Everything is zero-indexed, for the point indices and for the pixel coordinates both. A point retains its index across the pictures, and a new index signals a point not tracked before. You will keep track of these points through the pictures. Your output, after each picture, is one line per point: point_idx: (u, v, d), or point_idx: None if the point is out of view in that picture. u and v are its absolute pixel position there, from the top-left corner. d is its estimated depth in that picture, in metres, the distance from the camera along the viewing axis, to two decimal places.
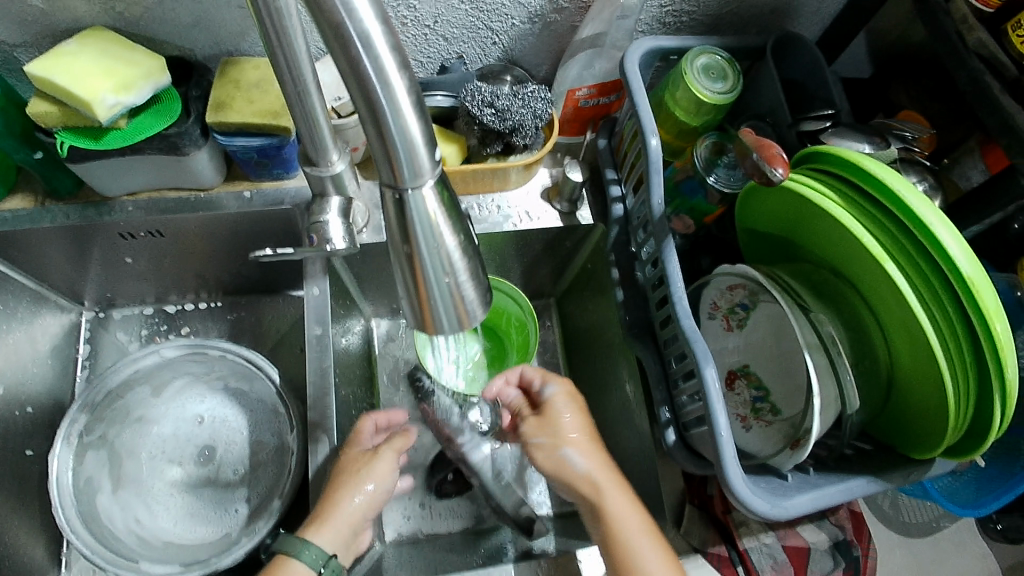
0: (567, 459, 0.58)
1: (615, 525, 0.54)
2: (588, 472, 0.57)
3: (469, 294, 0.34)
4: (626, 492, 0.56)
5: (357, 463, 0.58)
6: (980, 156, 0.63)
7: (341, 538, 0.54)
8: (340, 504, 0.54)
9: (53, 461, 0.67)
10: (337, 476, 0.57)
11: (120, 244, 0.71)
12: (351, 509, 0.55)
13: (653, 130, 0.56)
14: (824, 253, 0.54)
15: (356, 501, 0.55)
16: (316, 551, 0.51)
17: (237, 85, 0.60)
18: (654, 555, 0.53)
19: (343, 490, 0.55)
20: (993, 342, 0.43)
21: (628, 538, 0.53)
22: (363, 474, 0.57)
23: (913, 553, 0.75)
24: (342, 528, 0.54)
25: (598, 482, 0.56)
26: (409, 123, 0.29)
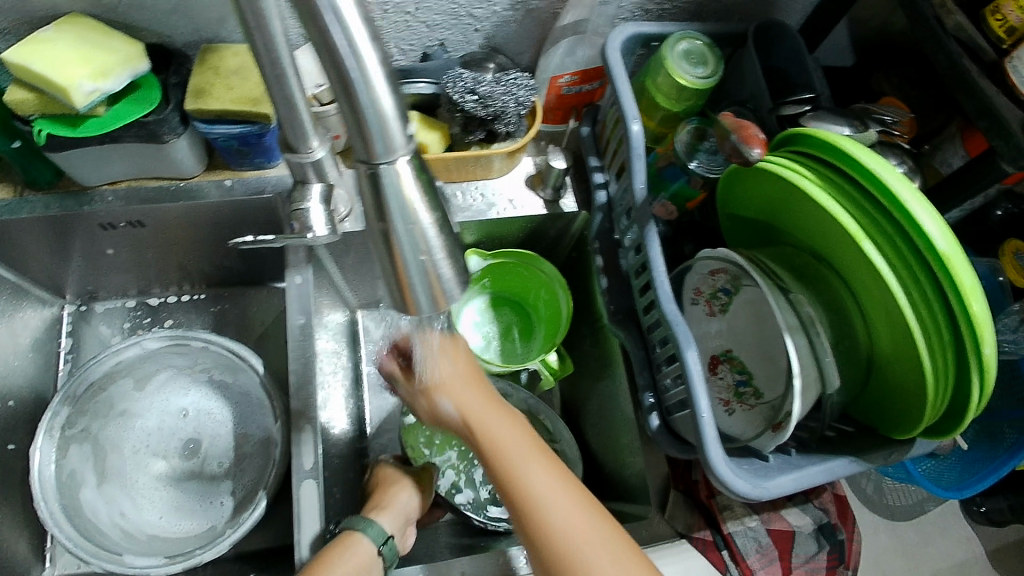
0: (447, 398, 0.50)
1: (501, 463, 0.48)
2: (462, 416, 0.50)
3: (446, 273, 0.34)
4: (511, 418, 0.51)
5: (397, 475, 0.64)
6: (961, 143, 0.63)
7: (398, 524, 0.59)
8: (391, 498, 0.60)
9: (34, 453, 0.67)
10: (384, 480, 0.63)
11: (100, 236, 0.70)
12: (400, 502, 0.61)
13: (634, 115, 0.56)
14: (804, 235, 0.55)
15: (406, 499, 0.61)
16: (380, 529, 0.55)
17: (217, 72, 0.59)
18: (548, 483, 0.48)
19: (395, 490, 0.61)
20: (970, 319, 0.43)
21: (522, 472, 0.48)
22: (404, 478, 0.63)
23: (898, 536, 0.76)
24: (394, 514, 0.59)
25: (481, 419, 0.50)
26: (380, 97, 0.29)
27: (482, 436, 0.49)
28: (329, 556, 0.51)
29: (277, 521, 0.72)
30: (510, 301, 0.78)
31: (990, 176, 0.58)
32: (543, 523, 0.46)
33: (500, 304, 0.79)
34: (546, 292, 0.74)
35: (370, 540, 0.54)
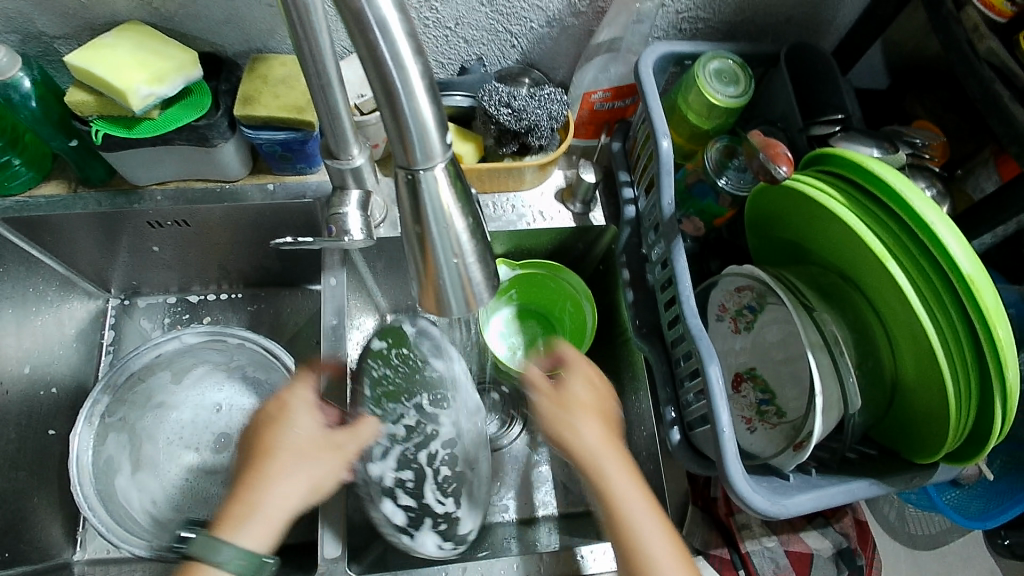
0: (571, 431, 0.56)
1: (614, 505, 0.52)
2: (593, 446, 0.54)
3: (476, 276, 0.35)
4: (624, 461, 0.54)
5: (295, 449, 0.53)
6: (995, 166, 0.64)
7: (274, 535, 0.50)
8: (274, 501, 0.50)
9: (74, 440, 0.70)
10: (278, 457, 0.52)
11: (147, 233, 0.73)
12: (282, 505, 0.50)
13: (665, 131, 0.57)
14: (829, 253, 0.55)
15: (291, 500, 0.51)
16: (239, 557, 0.47)
17: (265, 80, 0.62)
18: (660, 538, 0.51)
19: (283, 485, 0.51)
20: (993, 343, 0.43)
21: (629, 515, 0.51)
22: (302, 466, 0.52)
23: (919, 566, 0.75)
24: (266, 526, 0.49)
25: (599, 459, 0.54)
26: (422, 107, 0.31)
27: (595, 471, 0.53)
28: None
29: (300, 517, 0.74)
30: (537, 313, 0.79)
31: (1021, 203, 0.58)
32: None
33: (526, 317, 0.80)
34: (573, 305, 0.75)
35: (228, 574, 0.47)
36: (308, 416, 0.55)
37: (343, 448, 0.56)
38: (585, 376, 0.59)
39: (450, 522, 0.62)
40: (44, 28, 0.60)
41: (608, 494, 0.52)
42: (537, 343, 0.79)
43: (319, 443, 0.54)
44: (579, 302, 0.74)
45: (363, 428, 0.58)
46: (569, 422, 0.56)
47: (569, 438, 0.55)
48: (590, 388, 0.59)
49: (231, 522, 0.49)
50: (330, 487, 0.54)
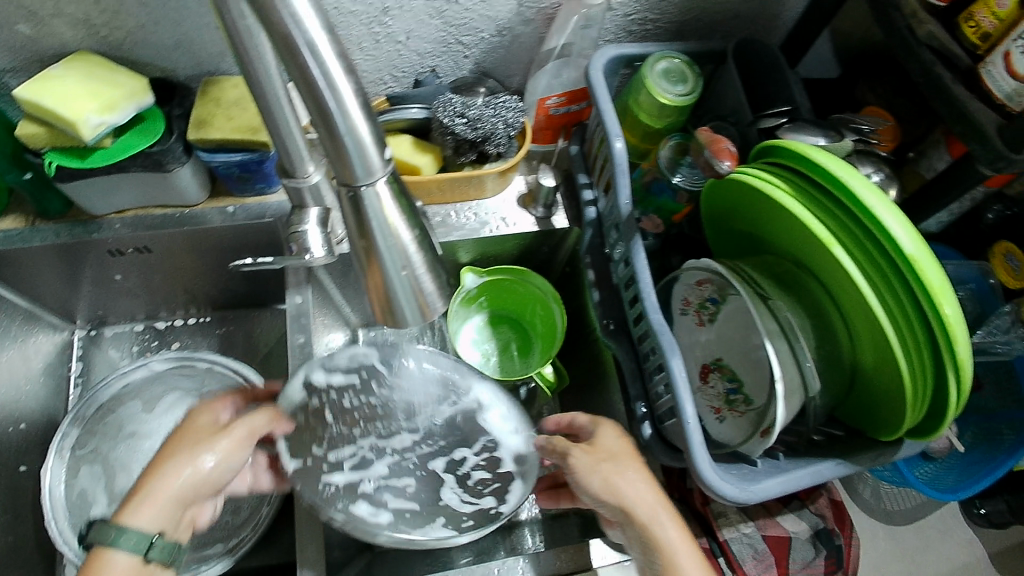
0: (625, 484, 0.52)
1: (671, 564, 0.49)
2: (645, 497, 0.51)
3: (428, 286, 0.36)
4: (674, 518, 0.52)
5: (191, 439, 0.52)
6: (945, 147, 0.65)
7: (167, 517, 0.48)
8: (162, 482, 0.48)
9: (45, 473, 0.69)
10: (171, 447, 0.51)
11: (109, 262, 0.73)
12: (171, 484, 0.48)
13: (617, 133, 0.58)
14: (781, 242, 0.56)
15: (182, 474, 0.49)
16: (131, 536, 0.46)
17: (218, 103, 0.62)
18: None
19: (174, 460, 0.49)
20: (941, 319, 0.45)
21: (677, 566, 0.49)
22: (191, 452, 0.50)
23: (896, 541, 0.77)
24: (158, 504, 0.47)
25: (655, 511, 0.51)
26: (357, 125, 0.31)
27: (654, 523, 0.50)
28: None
29: (282, 538, 0.73)
30: (508, 318, 0.80)
31: (971, 180, 0.59)
32: None
33: (497, 323, 0.80)
34: (543, 307, 0.76)
35: (127, 556, 0.46)
36: (211, 416, 0.55)
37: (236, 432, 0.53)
38: (616, 427, 0.58)
39: (456, 518, 0.60)
40: None
41: (665, 551, 0.49)
42: (510, 348, 0.79)
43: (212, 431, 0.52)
44: (548, 305, 0.75)
45: (259, 417, 0.55)
46: (619, 475, 0.53)
47: (621, 491, 0.52)
48: (623, 442, 0.57)
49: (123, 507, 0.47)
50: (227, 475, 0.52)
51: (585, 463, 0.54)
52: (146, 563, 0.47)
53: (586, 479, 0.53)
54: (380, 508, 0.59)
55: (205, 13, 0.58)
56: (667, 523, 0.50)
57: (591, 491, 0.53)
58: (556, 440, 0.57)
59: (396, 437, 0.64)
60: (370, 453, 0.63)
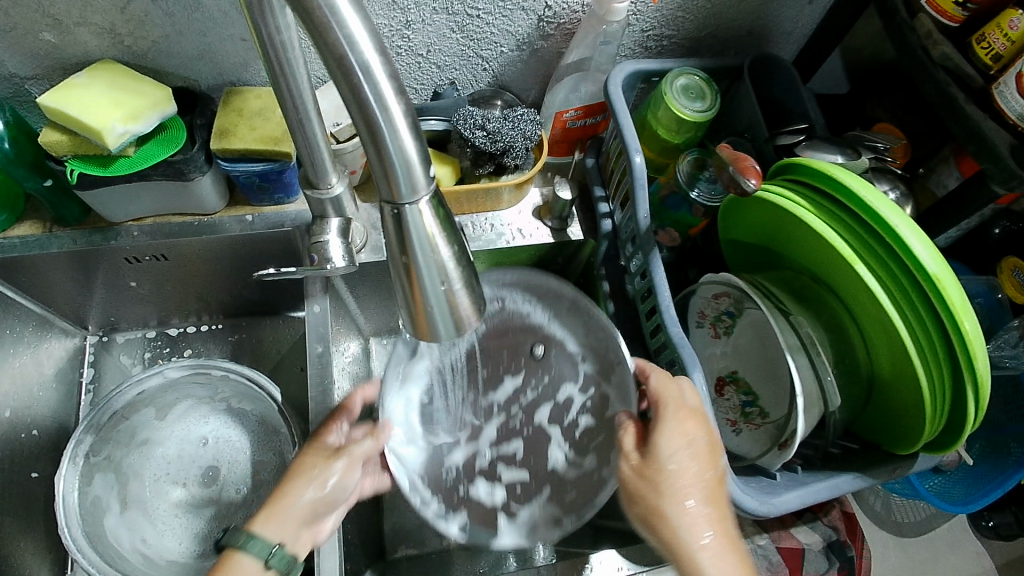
0: (670, 511, 0.47)
1: None
2: (695, 533, 0.47)
3: (464, 301, 0.36)
4: (729, 550, 0.46)
5: (312, 464, 0.53)
6: (956, 164, 0.65)
7: (289, 531, 0.49)
8: (292, 495, 0.51)
9: (59, 480, 0.69)
10: (293, 472, 0.53)
11: (124, 269, 0.73)
12: (298, 500, 0.51)
13: (636, 148, 0.59)
14: (801, 257, 0.57)
15: (305, 494, 0.51)
16: (259, 545, 0.47)
17: (241, 113, 0.62)
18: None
19: (294, 482, 0.51)
20: (962, 337, 0.45)
21: None
22: (312, 475, 0.52)
23: (906, 553, 0.77)
24: (289, 521, 0.50)
25: (693, 547, 0.46)
26: (405, 143, 0.32)
27: (690, 563, 0.46)
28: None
29: None
30: None
31: (982, 200, 0.60)
32: None
33: None
34: None
35: (252, 559, 0.47)
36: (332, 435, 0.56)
37: (356, 454, 0.55)
38: (698, 422, 0.51)
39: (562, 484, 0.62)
40: (13, 70, 0.59)
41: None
42: None
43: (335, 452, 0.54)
44: None
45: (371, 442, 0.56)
46: (665, 500, 0.48)
47: (661, 521, 0.47)
48: (688, 448, 0.50)
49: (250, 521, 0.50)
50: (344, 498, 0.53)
51: (631, 482, 0.50)
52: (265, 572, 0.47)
53: (631, 498, 0.50)
54: (495, 485, 0.63)
55: (230, 25, 0.59)
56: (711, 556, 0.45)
57: (636, 510, 0.49)
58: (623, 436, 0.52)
59: (499, 393, 0.66)
60: (477, 421, 0.66)
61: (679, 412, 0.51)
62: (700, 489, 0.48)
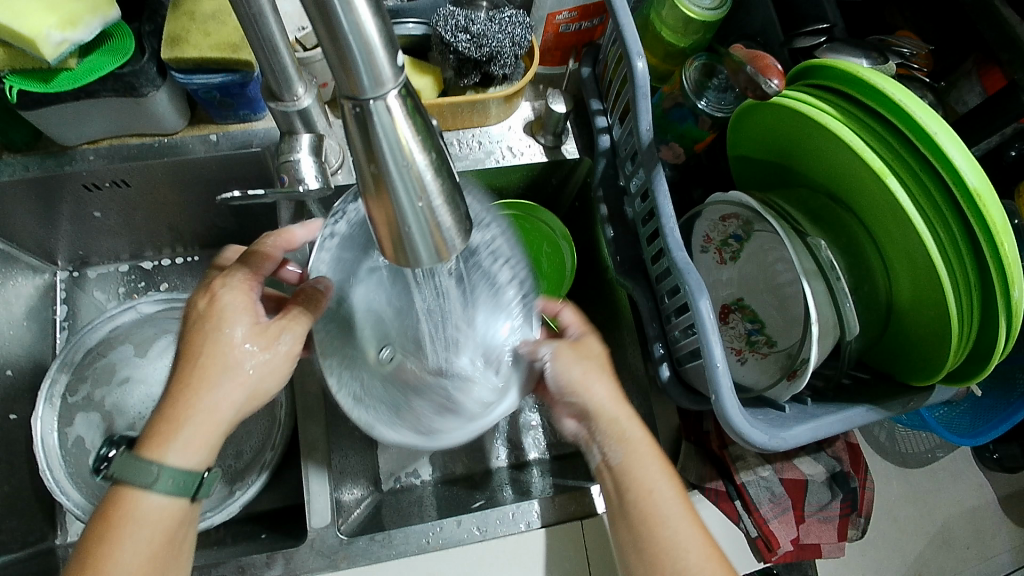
0: (595, 386, 0.53)
1: (636, 468, 0.51)
2: (605, 402, 0.53)
3: (445, 221, 0.31)
4: (636, 420, 0.53)
5: (227, 357, 0.45)
6: (977, 78, 0.57)
7: (209, 452, 0.45)
8: (201, 408, 0.44)
9: (35, 422, 0.64)
10: (192, 368, 0.44)
11: (86, 198, 0.68)
12: (219, 416, 0.44)
13: (639, 51, 0.51)
14: (820, 173, 0.52)
15: (226, 402, 0.44)
16: (172, 479, 0.42)
17: (192, 17, 0.56)
18: (667, 491, 0.51)
19: (202, 389, 0.44)
20: (1001, 261, 0.41)
21: (645, 479, 0.51)
22: (231, 373, 0.45)
23: (911, 483, 0.73)
24: (205, 440, 0.44)
25: (618, 419, 0.52)
26: (364, 19, 0.26)
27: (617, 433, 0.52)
28: (114, 524, 0.42)
29: (285, 483, 0.71)
30: None
31: (1010, 116, 0.53)
32: (665, 533, 0.49)
33: None
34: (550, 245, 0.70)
35: (163, 497, 0.43)
36: (244, 312, 0.47)
37: (282, 348, 0.48)
38: (597, 333, 0.58)
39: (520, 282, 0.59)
40: None
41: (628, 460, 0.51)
42: None
43: (249, 345, 0.46)
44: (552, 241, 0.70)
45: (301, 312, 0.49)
46: (592, 378, 0.53)
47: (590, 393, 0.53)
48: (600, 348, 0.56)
49: (150, 441, 0.43)
50: (270, 392, 0.47)
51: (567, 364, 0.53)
52: (186, 502, 0.44)
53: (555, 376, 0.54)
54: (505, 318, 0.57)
55: None
56: (632, 422, 0.52)
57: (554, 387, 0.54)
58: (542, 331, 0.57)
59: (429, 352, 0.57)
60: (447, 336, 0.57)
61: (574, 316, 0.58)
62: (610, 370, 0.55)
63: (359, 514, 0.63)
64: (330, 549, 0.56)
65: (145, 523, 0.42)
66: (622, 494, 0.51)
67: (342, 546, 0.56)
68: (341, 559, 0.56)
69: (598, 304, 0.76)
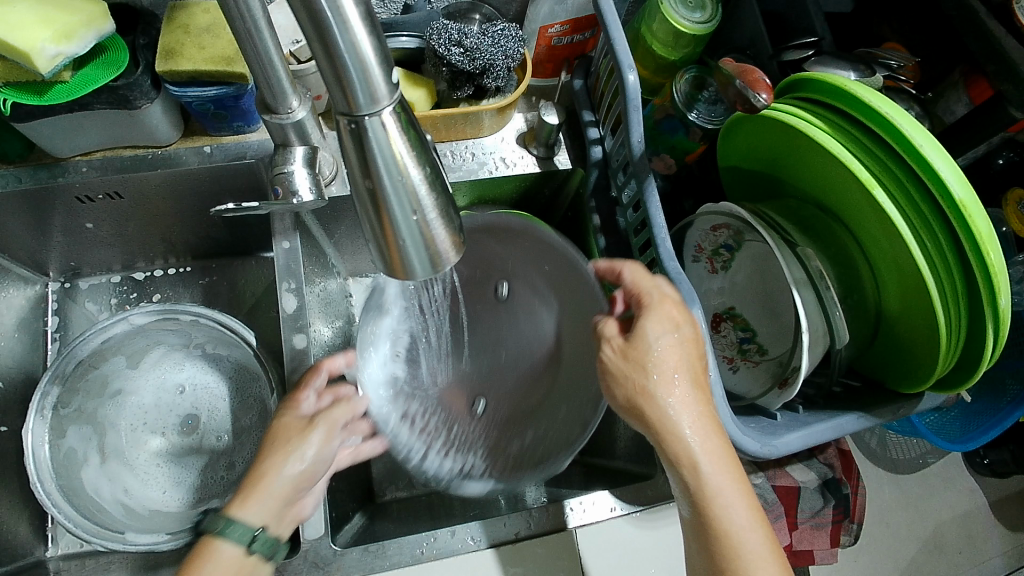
0: (654, 406, 0.45)
1: (719, 517, 0.43)
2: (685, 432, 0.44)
3: (441, 234, 0.31)
4: (725, 448, 0.45)
5: (287, 435, 0.50)
6: (964, 88, 0.57)
7: (269, 513, 0.47)
8: (269, 477, 0.47)
9: (25, 434, 0.62)
10: (266, 447, 0.49)
11: (78, 210, 0.67)
12: (279, 485, 0.47)
13: (630, 64, 0.52)
14: (809, 184, 0.53)
15: (285, 471, 0.48)
16: (239, 529, 0.45)
17: (187, 30, 0.56)
18: (759, 544, 0.43)
19: (268, 460, 0.48)
20: (986, 269, 0.42)
21: (730, 530, 0.43)
22: (287, 447, 0.49)
23: (901, 488, 0.74)
24: (271, 504, 0.47)
25: (690, 452, 0.44)
26: (360, 39, 0.26)
27: (691, 473, 0.44)
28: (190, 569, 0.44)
29: None
30: None
31: (998, 125, 0.55)
32: None
33: None
34: None
35: (232, 548, 0.45)
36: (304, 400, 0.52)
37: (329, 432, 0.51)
38: (667, 303, 0.48)
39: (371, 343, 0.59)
40: None
41: (708, 504, 0.43)
42: None
43: (299, 427, 0.50)
44: None
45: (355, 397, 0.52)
46: (651, 399, 0.45)
47: (656, 423, 0.45)
48: (673, 336, 0.47)
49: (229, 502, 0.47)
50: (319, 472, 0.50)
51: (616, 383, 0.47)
52: (249, 557, 0.46)
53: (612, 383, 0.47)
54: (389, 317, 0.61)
55: None
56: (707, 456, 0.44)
57: (619, 405, 0.47)
58: (603, 325, 0.49)
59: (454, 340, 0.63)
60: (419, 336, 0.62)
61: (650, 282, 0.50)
62: (690, 373, 0.46)
63: (354, 523, 0.63)
64: (323, 560, 0.56)
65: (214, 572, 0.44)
66: (702, 540, 0.44)
67: (336, 557, 0.56)
68: (335, 570, 0.56)
69: None
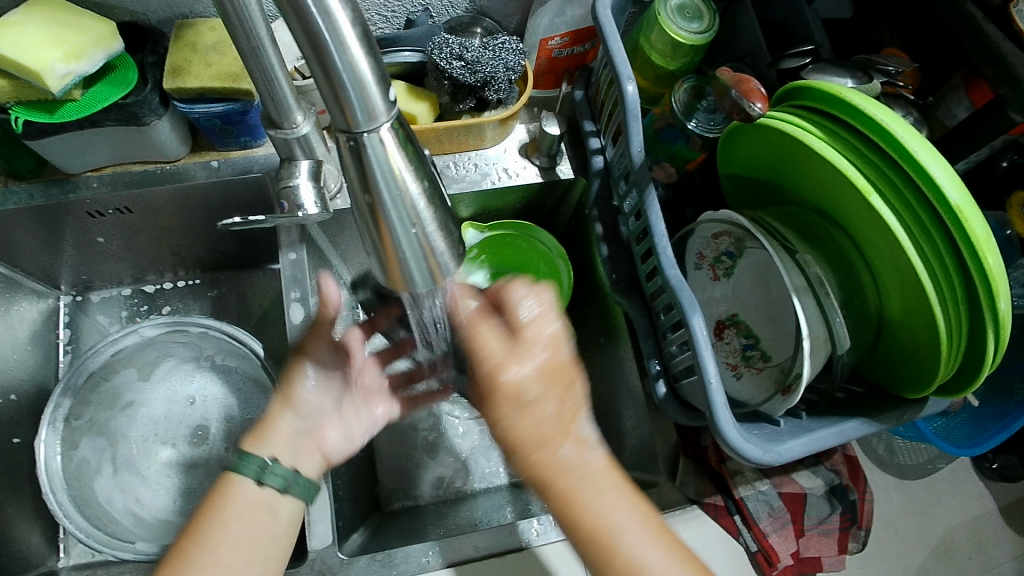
0: (506, 420, 0.45)
1: (592, 526, 0.45)
2: (532, 442, 0.45)
3: (439, 245, 0.32)
4: (580, 454, 0.46)
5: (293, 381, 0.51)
6: (965, 92, 0.58)
7: (282, 447, 0.49)
8: (276, 421, 0.50)
9: (38, 446, 0.64)
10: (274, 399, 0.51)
11: (89, 224, 0.69)
12: (284, 424, 0.50)
13: (628, 75, 0.53)
14: (808, 191, 0.53)
15: (287, 417, 0.50)
16: (253, 461, 0.47)
17: (194, 48, 0.57)
18: (631, 528, 0.45)
19: (276, 406, 0.51)
20: (984, 274, 0.42)
21: (600, 525, 0.45)
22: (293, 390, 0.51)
23: (909, 495, 0.73)
24: (284, 441, 0.50)
25: (553, 465, 0.45)
26: (356, 59, 0.27)
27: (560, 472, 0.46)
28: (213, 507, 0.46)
29: None
30: None
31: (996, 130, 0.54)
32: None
33: None
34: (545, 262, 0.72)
35: (252, 482, 0.47)
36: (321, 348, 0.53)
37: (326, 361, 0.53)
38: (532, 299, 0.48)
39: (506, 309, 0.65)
40: None
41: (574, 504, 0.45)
42: None
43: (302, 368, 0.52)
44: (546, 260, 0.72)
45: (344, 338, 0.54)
46: (503, 411, 0.45)
47: (515, 439, 0.45)
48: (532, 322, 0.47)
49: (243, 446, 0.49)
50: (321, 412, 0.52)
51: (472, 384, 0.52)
52: (264, 488, 0.47)
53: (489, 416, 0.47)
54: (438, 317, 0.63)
55: None
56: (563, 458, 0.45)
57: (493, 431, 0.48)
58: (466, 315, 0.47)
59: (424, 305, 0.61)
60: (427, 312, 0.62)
61: (529, 291, 0.48)
62: (542, 380, 0.45)
63: (361, 531, 0.64)
64: (330, 569, 0.56)
65: (239, 510, 0.46)
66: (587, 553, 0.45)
67: (342, 565, 0.56)
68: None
69: (595, 320, 0.77)
